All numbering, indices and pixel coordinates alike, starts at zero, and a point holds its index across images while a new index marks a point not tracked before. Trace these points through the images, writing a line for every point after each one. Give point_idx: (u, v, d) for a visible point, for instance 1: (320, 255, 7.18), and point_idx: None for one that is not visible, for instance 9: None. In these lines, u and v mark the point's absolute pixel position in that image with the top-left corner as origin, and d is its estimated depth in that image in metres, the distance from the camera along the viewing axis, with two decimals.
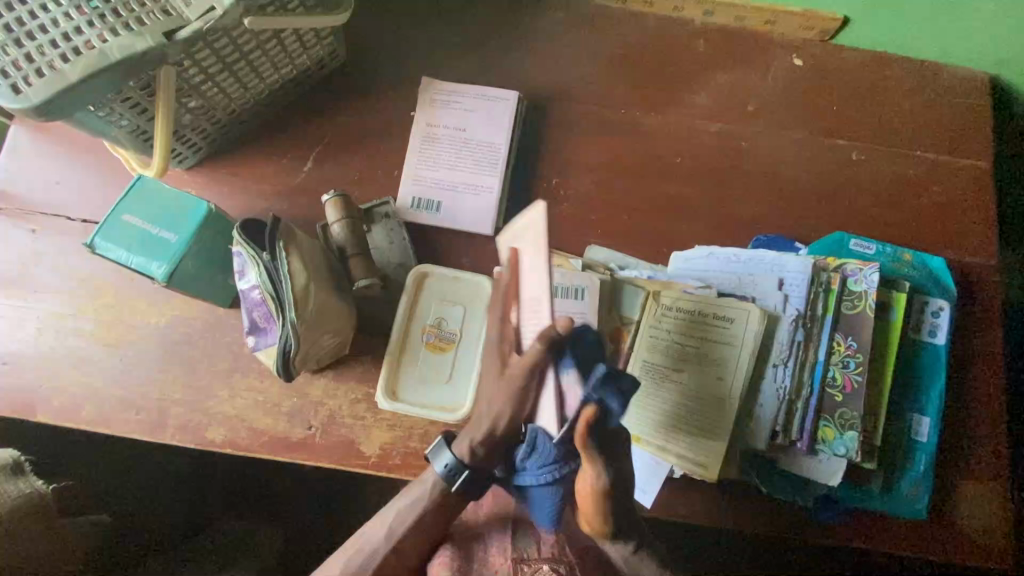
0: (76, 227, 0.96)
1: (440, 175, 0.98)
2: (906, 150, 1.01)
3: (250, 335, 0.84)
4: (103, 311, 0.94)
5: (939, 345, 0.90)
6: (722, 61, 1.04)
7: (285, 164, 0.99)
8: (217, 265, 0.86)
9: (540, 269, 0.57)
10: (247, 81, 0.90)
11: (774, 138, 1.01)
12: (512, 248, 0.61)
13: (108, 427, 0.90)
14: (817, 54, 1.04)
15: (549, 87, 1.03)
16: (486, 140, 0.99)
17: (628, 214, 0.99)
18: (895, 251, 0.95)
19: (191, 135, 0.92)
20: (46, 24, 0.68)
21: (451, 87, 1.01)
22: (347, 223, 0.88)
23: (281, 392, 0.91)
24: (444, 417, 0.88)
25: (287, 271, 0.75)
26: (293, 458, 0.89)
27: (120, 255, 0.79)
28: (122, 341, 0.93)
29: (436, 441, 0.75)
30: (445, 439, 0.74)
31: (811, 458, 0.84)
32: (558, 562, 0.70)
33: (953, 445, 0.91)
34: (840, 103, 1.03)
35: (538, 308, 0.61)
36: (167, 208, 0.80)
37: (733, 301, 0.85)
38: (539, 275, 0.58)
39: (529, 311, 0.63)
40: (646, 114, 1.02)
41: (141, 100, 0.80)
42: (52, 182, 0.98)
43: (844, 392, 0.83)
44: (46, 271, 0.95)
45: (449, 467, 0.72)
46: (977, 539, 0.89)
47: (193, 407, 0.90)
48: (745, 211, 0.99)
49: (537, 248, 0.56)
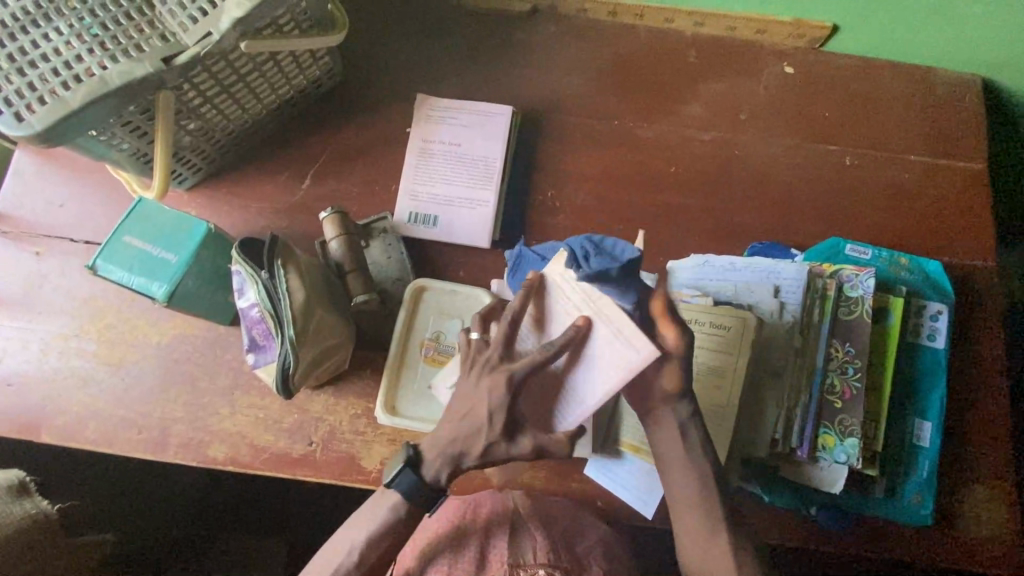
0: (79, 248, 0.98)
1: (436, 190, 0.99)
2: (900, 154, 1.02)
3: (250, 353, 0.85)
4: (105, 330, 0.95)
5: (938, 348, 0.90)
6: (713, 70, 1.05)
7: (284, 182, 1.00)
8: (217, 285, 0.87)
9: (596, 375, 0.67)
10: (245, 103, 0.91)
11: (767, 145, 1.02)
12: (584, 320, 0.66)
13: (111, 446, 0.90)
14: (807, 62, 1.05)
15: (544, 100, 1.04)
16: (481, 154, 1.00)
17: (624, 224, 1.00)
18: (891, 255, 0.95)
19: (191, 156, 0.93)
20: (48, 53, 0.70)
21: (445, 103, 1.02)
22: (344, 239, 0.89)
23: (281, 409, 0.91)
24: (419, 427, 0.88)
25: (285, 289, 0.77)
26: (293, 474, 0.89)
27: (122, 276, 0.80)
28: (125, 361, 0.94)
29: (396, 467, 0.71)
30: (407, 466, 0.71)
31: (812, 466, 0.83)
32: (554, 567, 0.70)
33: (958, 450, 0.91)
34: (831, 109, 1.04)
35: (592, 399, 0.67)
36: (167, 229, 0.81)
37: (731, 309, 0.84)
38: (612, 381, 0.65)
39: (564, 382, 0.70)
40: (639, 124, 1.03)
41: (142, 124, 0.81)
42: (55, 205, 0.99)
43: (844, 399, 0.83)
44: (51, 292, 0.96)
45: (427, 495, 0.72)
46: (984, 544, 0.88)
47: (195, 425, 0.91)
48: (740, 218, 1.00)
49: (619, 364, 0.65)
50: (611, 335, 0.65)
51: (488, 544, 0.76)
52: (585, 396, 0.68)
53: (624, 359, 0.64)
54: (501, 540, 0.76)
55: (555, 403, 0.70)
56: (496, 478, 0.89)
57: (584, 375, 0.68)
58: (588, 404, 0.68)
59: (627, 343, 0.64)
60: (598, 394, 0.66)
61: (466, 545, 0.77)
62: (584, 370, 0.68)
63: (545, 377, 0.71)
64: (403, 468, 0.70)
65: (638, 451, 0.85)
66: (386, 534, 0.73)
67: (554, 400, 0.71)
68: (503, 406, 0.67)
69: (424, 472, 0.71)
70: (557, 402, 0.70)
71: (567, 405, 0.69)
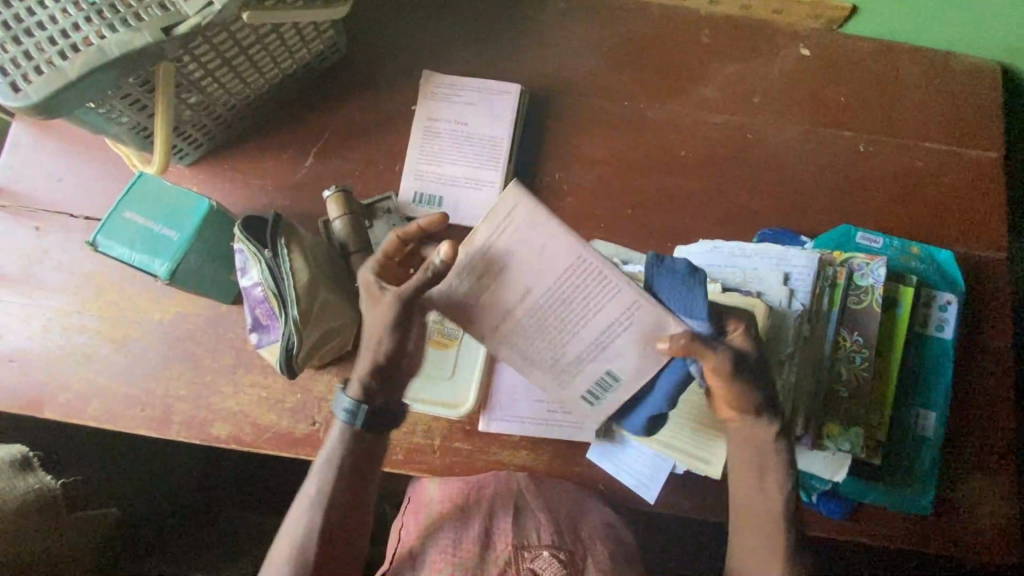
0: (79, 224, 0.96)
1: (442, 170, 0.97)
2: (916, 140, 1.00)
3: (253, 333, 0.84)
4: (107, 307, 0.94)
5: (946, 339, 0.89)
6: (725, 51, 1.02)
7: (287, 159, 0.98)
8: (219, 262, 0.85)
9: (537, 243, 0.64)
10: (246, 77, 0.89)
11: (779, 129, 1.00)
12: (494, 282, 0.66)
13: (114, 423, 0.90)
14: (824, 43, 1.02)
15: (553, 79, 1.02)
16: (488, 134, 0.98)
17: (632, 208, 0.98)
18: (903, 244, 0.94)
19: (192, 131, 0.91)
20: (44, 20, 0.68)
21: (452, 80, 1.00)
22: (347, 219, 0.88)
23: (285, 389, 0.91)
24: (446, 413, 0.87)
25: (289, 270, 0.77)
26: (296, 453, 0.89)
27: (124, 253, 0.79)
28: (127, 338, 0.93)
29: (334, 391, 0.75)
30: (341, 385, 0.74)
31: (816, 454, 0.83)
32: (558, 548, 0.72)
33: (960, 440, 0.90)
34: (847, 93, 1.01)
35: (581, 264, 0.65)
36: (169, 205, 0.80)
37: (739, 296, 0.83)
38: (552, 240, 0.64)
39: (573, 309, 0.66)
40: (650, 106, 1.01)
41: (141, 96, 0.80)
42: (55, 179, 0.98)
43: (850, 388, 0.83)
44: (52, 268, 0.95)
45: (352, 411, 0.73)
46: (983, 533, 0.88)
47: (198, 403, 0.91)
48: (750, 204, 0.98)
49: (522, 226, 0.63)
50: (501, 236, 0.64)
51: (492, 525, 0.76)
52: (566, 267, 0.65)
53: (524, 231, 0.64)
54: (505, 521, 0.76)
55: (609, 316, 0.67)
56: (499, 460, 0.88)
57: (550, 270, 0.65)
58: (587, 266, 0.65)
59: (490, 225, 0.64)
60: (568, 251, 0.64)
61: (470, 525, 0.77)
62: (553, 277, 0.65)
63: (580, 330, 0.67)
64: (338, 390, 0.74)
65: (642, 438, 0.85)
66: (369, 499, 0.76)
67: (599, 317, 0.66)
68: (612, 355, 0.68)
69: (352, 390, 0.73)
70: (607, 311, 0.66)
71: (606, 297, 0.65)
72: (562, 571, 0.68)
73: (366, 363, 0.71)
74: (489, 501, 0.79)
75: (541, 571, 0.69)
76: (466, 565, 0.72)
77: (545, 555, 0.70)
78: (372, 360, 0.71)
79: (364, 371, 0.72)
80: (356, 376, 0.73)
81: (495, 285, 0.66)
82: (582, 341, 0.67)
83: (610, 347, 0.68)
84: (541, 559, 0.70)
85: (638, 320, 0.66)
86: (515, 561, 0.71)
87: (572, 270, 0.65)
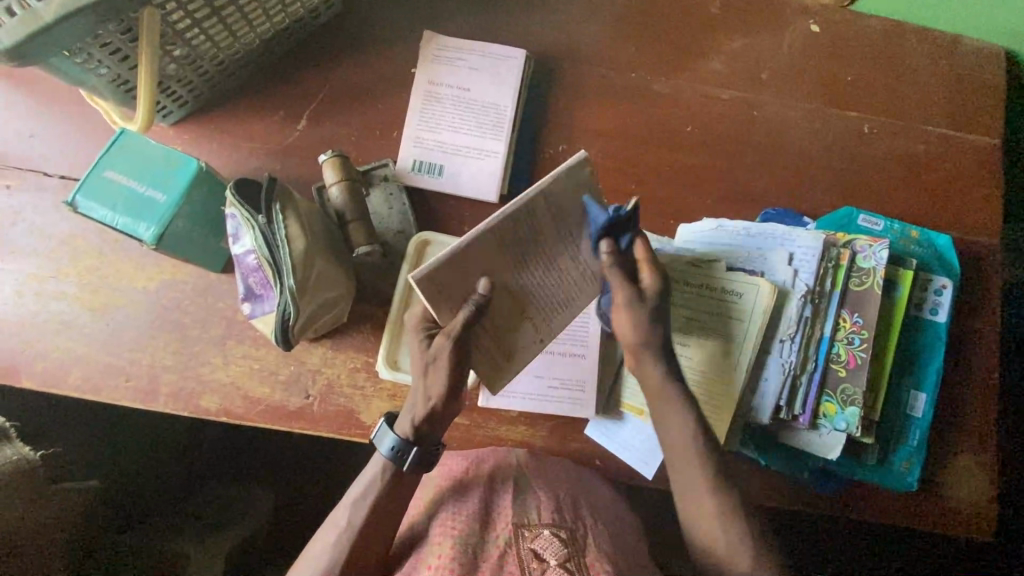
0: (54, 183, 0.91)
1: (442, 138, 0.94)
2: (920, 124, 0.99)
3: (247, 303, 0.81)
4: (87, 273, 0.89)
5: (940, 322, 0.91)
6: (737, 24, 1.00)
7: (278, 121, 0.93)
8: (207, 227, 0.81)
9: (473, 273, 0.65)
10: (236, 30, 0.84)
11: (787, 107, 0.98)
12: (492, 317, 0.68)
13: (96, 394, 0.87)
14: (834, 20, 1.00)
15: (559, 45, 0.98)
16: (491, 101, 0.94)
17: (636, 184, 0.96)
18: (903, 227, 0.94)
19: (177, 87, 0.86)
20: None
21: (454, 43, 0.95)
22: (344, 185, 0.84)
23: (277, 360, 0.88)
24: None
25: (284, 236, 0.72)
26: (289, 426, 0.87)
27: (104, 214, 0.74)
28: (109, 305, 0.89)
29: (378, 425, 0.75)
30: (386, 422, 0.74)
31: (812, 433, 0.84)
32: (559, 527, 0.70)
33: (945, 421, 0.93)
34: (856, 72, 1.00)
35: (501, 241, 0.65)
36: (153, 165, 0.75)
37: (743, 276, 0.84)
38: (473, 266, 0.64)
39: (532, 268, 0.69)
40: (658, 78, 0.98)
41: (123, 46, 0.74)
42: (26, 135, 0.91)
43: (848, 368, 0.83)
44: (25, 231, 0.89)
45: (397, 449, 0.72)
46: (962, 509, 0.91)
47: (186, 374, 0.88)
48: (755, 183, 0.97)
49: (456, 291, 0.64)
50: (459, 304, 0.65)
51: (491, 498, 0.76)
52: (502, 248, 0.65)
53: (458, 286, 0.64)
54: (504, 496, 0.75)
55: (547, 226, 0.68)
56: (498, 436, 0.88)
57: (497, 269, 0.66)
58: (497, 235, 0.64)
59: (438, 302, 0.64)
60: (488, 249, 0.64)
61: (468, 497, 0.76)
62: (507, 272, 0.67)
63: (552, 255, 0.70)
64: (381, 424, 0.74)
65: (642, 415, 0.87)
66: (391, 498, 0.73)
67: (541, 225, 0.67)
68: (575, 238, 0.71)
69: (398, 428, 0.73)
70: (544, 228, 0.68)
71: (530, 225, 0.66)
72: (563, 550, 0.66)
73: (420, 407, 0.71)
74: (488, 476, 0.79)
75: (542, 552, 0.66)
76: (465, 538, 0.69)
77: (546, 533, 0.68)
78: (429, 404, 0.70)
79: (416, 414, 0.71)
80: (407, 413, 0.72)
81: (491, 318, 0.68)
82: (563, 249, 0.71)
83: (569, 223, 0.69)
84: (543, 536, 0.68)
85: (553, 210, 0.67)
86: (515, 542, 0.68)
87: (503, 242, 0.65)
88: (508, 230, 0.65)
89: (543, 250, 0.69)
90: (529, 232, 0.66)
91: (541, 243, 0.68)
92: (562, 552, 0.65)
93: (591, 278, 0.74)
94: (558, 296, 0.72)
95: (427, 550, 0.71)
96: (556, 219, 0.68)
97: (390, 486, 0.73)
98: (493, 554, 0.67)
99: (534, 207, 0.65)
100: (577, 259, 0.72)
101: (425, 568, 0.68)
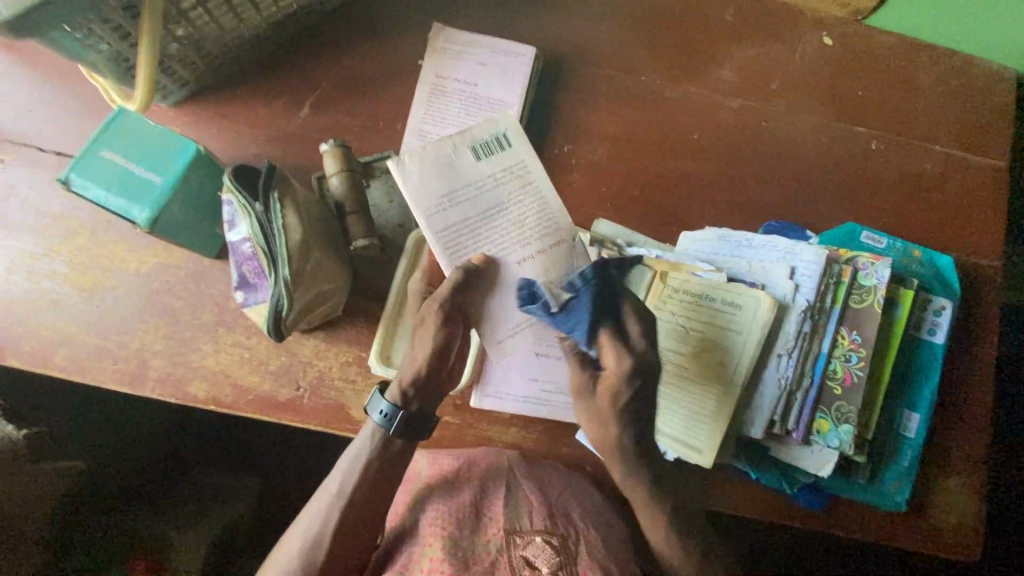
0: (49, 159, 0.89)
1: (447, 133, 0.92)
2: (928, 142, 0.98)
3: (240, 291, 0.79)
4: (79, 252, 0.88)
5: (938, 343, 0.90)
6: (749, 32, 0.98)
7: (280, 107, 0.92)
8: (204, 212, 0.80)
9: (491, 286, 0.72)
10: (241, 12, 0.82)
11: (796, 119, 0.98)
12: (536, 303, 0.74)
13: (83, 375, 0.85)
14: (848, 34, 1.00)
15: (570, 45, 0.97)
16: (498, 98, 0.93)
17: (641, 189, 0.95)
18: (906, 246, 0.93)
19: (178, 68, 0.84)
20: None
21: (463, 37, 0.94)
22: (345, 176, 0.83)
23: (269, 350, 0.87)
24: None
25: (281, 226, 0.71)
26: (279, 417, 0.86)
27: (98, 194, 0.72)
28: (100, 287, 0.87)
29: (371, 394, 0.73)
30: (380, 389, 0.73)
31: (804, 449, 0.84)
32: (550, 534, 0.69)
33: (937, 443, 0.92)
34: (867, 87, 0.99)
35: (463, 246, 0.73)
36: (150, 146, 0.74)
37: (744, 288, 0.83)
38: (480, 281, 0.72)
39: (492, 231, 0.74)
40: (668, 83, 0.97)
41: (124, 23, 0.73)
42: (22, 109, 0.89)
43: (844, 385, 0.82)
44: (18, 206, 0.88)
45: (388, 416, 0.71)
46: (949, 531, 0.91)
47: (175, 360, 0.86)
48: (760, 194, 0.96)
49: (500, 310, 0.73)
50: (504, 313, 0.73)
51: (482, 499, 0.75)
52: (468, 250, 0.73)
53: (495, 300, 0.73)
54: (496, 498, 0.75)
55: (452, 201, 0.73)
56: (489, 437, 0.87)
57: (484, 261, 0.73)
58: (450, 251, 0.72)
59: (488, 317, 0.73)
60: (461, 256, 0.73)
61: (458, 497, 0.75)
62: (492, 251, 0.73)
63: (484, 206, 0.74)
64: (376, 391, 0.72)
65: None
66: (381, 495, 0.72)
67: (453, 207, 0.73)
68: (470, 167, 0.74)
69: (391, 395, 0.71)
70: (455, 203, 0.73)
71: (450, 217, 0.73)
72: (555, 558, 0.66)
73: (408, 369, 0.71)
74: (479, 476, 0.78)
75: (534, 560, 0.66)
76: (455, 541, 0.68)
77: (537, 541, 0.68)
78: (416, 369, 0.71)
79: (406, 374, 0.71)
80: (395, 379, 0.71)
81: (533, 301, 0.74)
82: (488, 189, 0.74)
83: (464, 179, 0.73)
84: (534, 544, 0.68)
85: (440, 193, 0.72)
86: (506, 549, 0.68)
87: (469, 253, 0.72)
88: (447, 231, 0.72)
89: (473, 210, 0.73)
90: (457, 222, 0.73)
91: (465, 208, 0.73)
92: (554, 561, 0.65)
93: (513, 163, 0.76)
94: (521, 214, 0.75)
95: (416, 548, 0.70)
96: (447, 188, 0.73)
97: (378, 484, 0.72)
98: (484, 559, 0.67)
99: (424, 207, 0.72)
100: (490, 176, 0.75)
101: (416, 570, 0.67)
